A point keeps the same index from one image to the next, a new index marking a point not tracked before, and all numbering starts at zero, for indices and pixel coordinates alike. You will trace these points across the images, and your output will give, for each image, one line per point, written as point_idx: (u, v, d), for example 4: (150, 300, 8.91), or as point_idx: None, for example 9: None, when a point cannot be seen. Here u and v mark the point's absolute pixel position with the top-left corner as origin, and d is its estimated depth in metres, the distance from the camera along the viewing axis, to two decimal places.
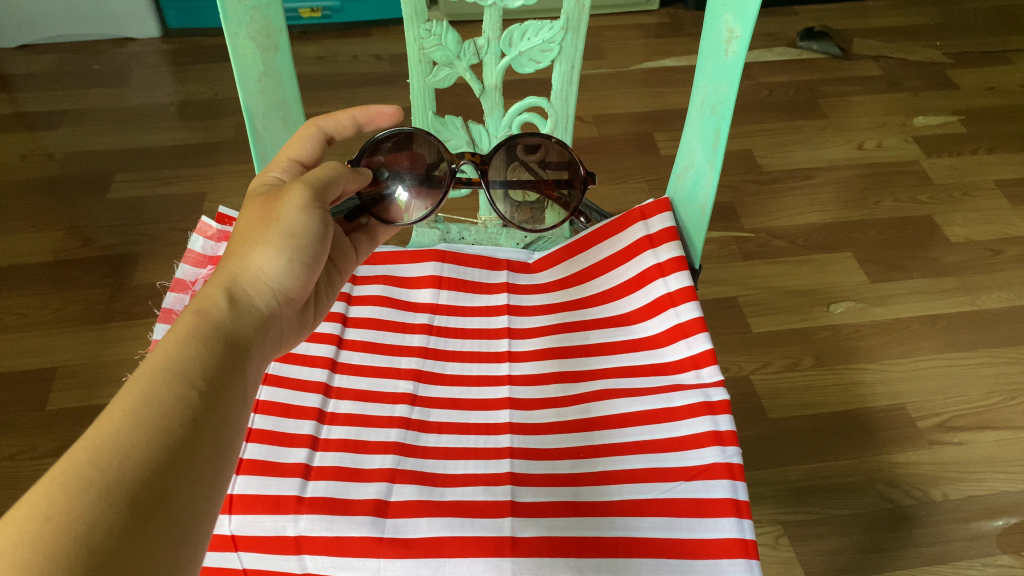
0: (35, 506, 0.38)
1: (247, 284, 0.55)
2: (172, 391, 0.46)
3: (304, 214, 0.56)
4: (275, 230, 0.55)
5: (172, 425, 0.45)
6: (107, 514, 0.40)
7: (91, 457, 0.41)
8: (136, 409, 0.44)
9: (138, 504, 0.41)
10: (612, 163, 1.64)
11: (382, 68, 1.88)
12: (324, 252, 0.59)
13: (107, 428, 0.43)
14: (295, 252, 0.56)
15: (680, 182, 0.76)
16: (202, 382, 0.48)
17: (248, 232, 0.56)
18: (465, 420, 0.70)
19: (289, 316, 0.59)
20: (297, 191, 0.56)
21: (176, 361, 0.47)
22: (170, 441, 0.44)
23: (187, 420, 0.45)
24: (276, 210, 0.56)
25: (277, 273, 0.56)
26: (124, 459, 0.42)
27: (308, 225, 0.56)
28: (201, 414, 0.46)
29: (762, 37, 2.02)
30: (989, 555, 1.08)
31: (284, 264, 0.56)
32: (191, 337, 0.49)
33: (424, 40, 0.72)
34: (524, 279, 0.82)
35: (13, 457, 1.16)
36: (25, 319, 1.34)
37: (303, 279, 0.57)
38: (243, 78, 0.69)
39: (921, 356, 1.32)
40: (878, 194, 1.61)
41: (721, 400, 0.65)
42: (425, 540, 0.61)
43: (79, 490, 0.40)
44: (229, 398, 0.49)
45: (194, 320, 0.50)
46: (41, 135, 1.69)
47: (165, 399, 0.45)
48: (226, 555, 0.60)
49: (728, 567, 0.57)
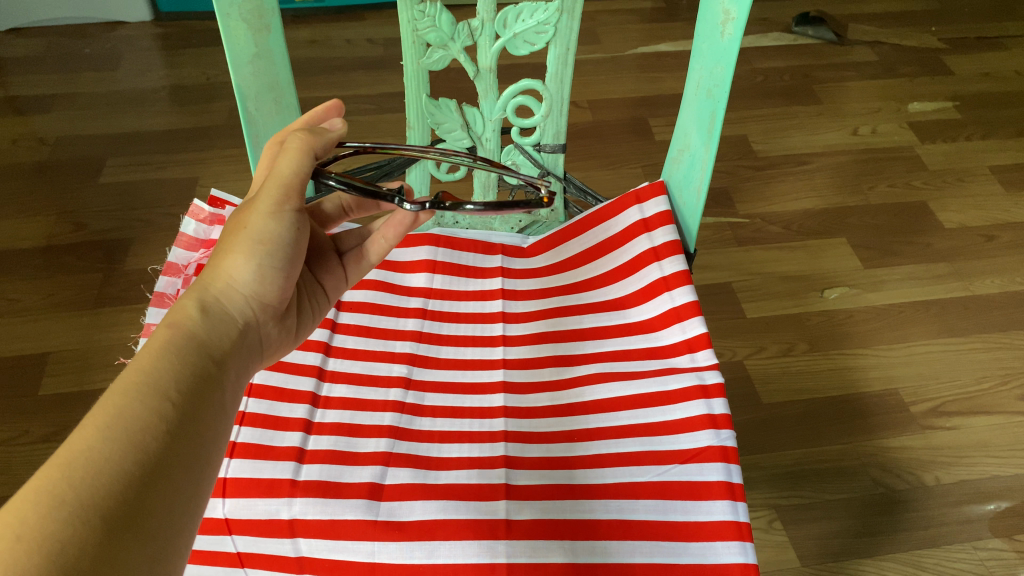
0: (6, 525, 0.37)
1: (220, 293, 0.53)
2: (146, 403, 0.45)
3: (271, 221, 0.53)
4: (242, 237, 0.53)
5: (147, 442, 0.43)
6: (81, 531, 0.39)
7: (65, 475, 0.40)
8: (110, 426, 0.43)
9: (113, 521, 0.40)
10: (607, 149, 1.64)
11: (375, 52, 1.86)
12: (300, 258, 0.56)
13: (80, 442, 0.42)
14: (265, 257, 0.53)
15: (675, 165, 0.75)
16: (175, 396, 0.46)
17: (220, 242, 0.54)
18: (459, 403, 0.70)
19: (271, 323, 0.57)
20: (265, 197, 0.53)
21: (148, 376, 0.46)
22: (144, 458, 0.43)
23: (163, 435, 0.44)
24: (243, 218, 0.53)
25: (248, 279, 0.53)
26: (97, 477, 0.41)
27: (279, 231, 0.53)
28: (176, 427, 0.45)
29: (757, 22, 2.01)
30: (980, 539, 1.09)
31: (253, 269, 0.53)
32: (163, 349, 0.48)
33: (417, 21, 0.71)
34: (518, 264, 0.82)
35: (6, 443, 1.16)
36: (17, 304, 1.33)
37: (279, 286, 0.55)
38: (235, 59, 0.69)
39: (914, 342, 1.33)
40: (872, 179, 1.61)
41: (715, 384, 0.66)
42: (418, 524, 0.61)
43: (51, 510, 0.38)
44: (204, 413, 0.47)
45: (167, 332, 0.49)
46: (32, 120, 1.67)
47: (139, 415, 0.44)
48: (219, 539, 0.60)
49: (722, 549, 0.58)
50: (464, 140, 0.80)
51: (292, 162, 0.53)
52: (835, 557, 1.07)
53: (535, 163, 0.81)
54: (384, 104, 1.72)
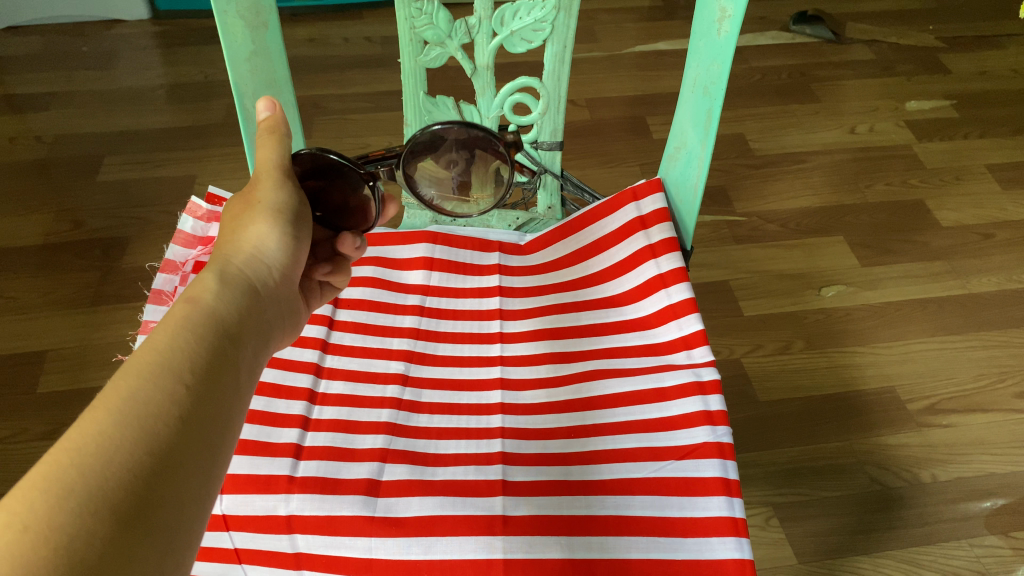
0: (13, 514, 0.37)
1: (241, 267, 0.54)
2: (159, 386, 0.45)
3: (282, 192, 0.57)
4: (258, 210, 0.56)
5: (159, 426, 0.43)
6: (89, 523, 0.39)
7: (74, 461, 0.40)
8: (121, 410, 0.43)
9: (123, 511, 0.40)
10: (605, 147, 1.64)
11: (373, 50, 1.87)
12: (306, 232, 0.59)
13: (91, 428, 0.42)
14: (283, 226, 0.56)
15: (671, 162, 0.75)
16: (190, 376, 0.46)
17: (233, 221, 0.56)
18: (456, 400, 0.71)
19: (286, 300, 0.57)
20: (267, 176, 0.58)
21: (162, 355, 0.46)
22: (156, 443, 0.43)
23: (176, 417, 0.44)
24: (254, 195, 0.57)
25: (271, 251, 0.55)
26: (107, 464, 0.41)
27: (288, 201, 0.57)
28: (190, 411, 0.45)
29: (755, 21, 2.01)
30: (976, 535, 1.09)
31: (277, 238, 0.55)
32: (182, 325, 0.48)
33: (415, 18, 0.71)
34: (515, 261, 0.82)
35: (4, 441, 1.16)
36: (15, 302, 1.34)
37: (293, 259, 0.57)
38: (233, 56, 0.69)
39: (910, 340, 1.33)
40: (869, 178, 1.61)
41: (712, 380, 0.66)
42: (415, 520, 0.61)
43: (60, 497, 0.39)
44: (219, 394, 0.47)
45: (186, 308, 0.49)
46: (29, 118, 1.67)
47: (152, 397, 0.44)
48: (218, 535, 0.61)
49: (718, 546, 0.58)
50: None
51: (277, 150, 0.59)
52: (831, 554, 1.08)
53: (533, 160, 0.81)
54: (382, 102, 1.72)
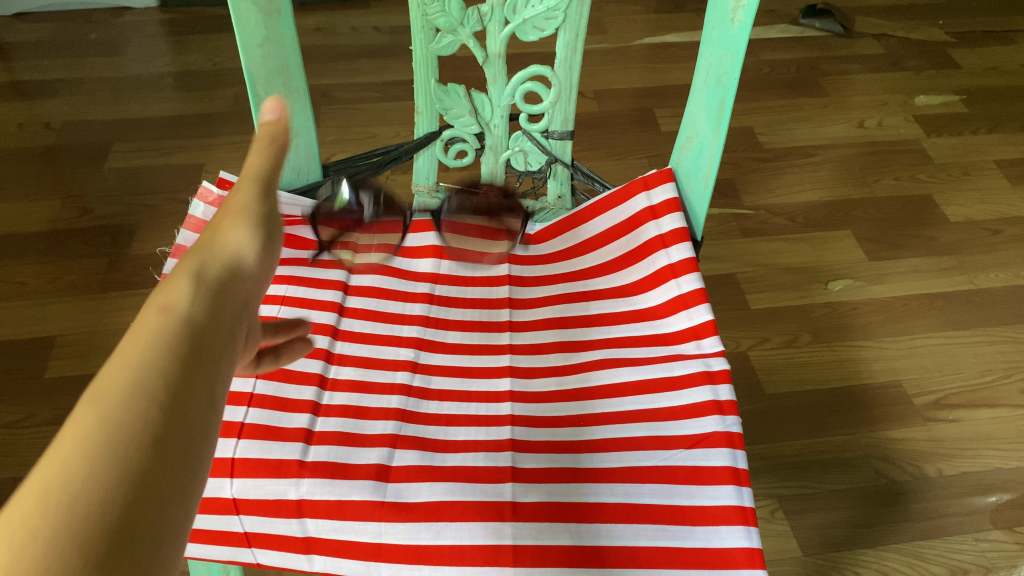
0: None
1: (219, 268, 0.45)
2: (132, 405, 0.36)
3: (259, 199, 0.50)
4: (238, 211, 0.48)
5: (135, 452, 0.35)
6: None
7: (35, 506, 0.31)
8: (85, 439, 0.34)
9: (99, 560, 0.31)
10: (612, 139, 1.64)
11: (381, 40, 1.86)
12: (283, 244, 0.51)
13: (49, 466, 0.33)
14: (264, 232, 0.49)
15: (682, 151, 0.75)
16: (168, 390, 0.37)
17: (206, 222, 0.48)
18: (465, 387, 0.70)
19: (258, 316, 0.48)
20: (247, 182, 0.51)
21: (134, 366, 0.37)
22: (133, 473, 0.34)
23: (155, 442, 0.36)
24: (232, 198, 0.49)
25: (247, 252, 0.47)
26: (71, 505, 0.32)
27: (267, 209, 0.50)
28: (171, 434, 0.36)
29: (764, 14, 2.00)
30: (982, 530, 1.09)
31: (254, 242, 0.47)
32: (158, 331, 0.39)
33: (427, 6, 0.71)
34: (524, 251, 0.82)
35: (13, 425, 1.16)
36: (23, 288, 1.34)
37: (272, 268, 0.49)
38: (245, 41, 0.69)
39: (917, 334, 1.33)
40: (877, 172, 1.61)
41: (721, 369, 0.67)
42: (425, 505, 0.61)
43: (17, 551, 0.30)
44: (205, 412, 0.39)
45: (160, 312, 0.40)
46: (38, 104, 1.67)
47: (125, 418, 0.35)
48: (228, 517, 0.61)
49: (726, 534, 0.58)
50: (472, 126, 0.80)
51: (268, 157, 0.52)
52: (836, 547, 1.08)
53: (544, 149, 0.81)
54: (390, 92, 1.72)
